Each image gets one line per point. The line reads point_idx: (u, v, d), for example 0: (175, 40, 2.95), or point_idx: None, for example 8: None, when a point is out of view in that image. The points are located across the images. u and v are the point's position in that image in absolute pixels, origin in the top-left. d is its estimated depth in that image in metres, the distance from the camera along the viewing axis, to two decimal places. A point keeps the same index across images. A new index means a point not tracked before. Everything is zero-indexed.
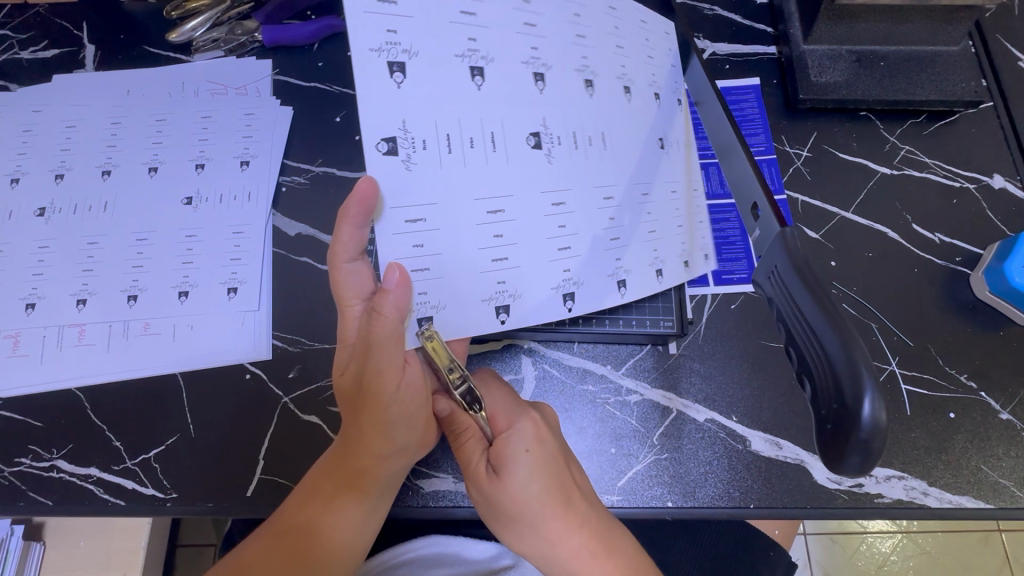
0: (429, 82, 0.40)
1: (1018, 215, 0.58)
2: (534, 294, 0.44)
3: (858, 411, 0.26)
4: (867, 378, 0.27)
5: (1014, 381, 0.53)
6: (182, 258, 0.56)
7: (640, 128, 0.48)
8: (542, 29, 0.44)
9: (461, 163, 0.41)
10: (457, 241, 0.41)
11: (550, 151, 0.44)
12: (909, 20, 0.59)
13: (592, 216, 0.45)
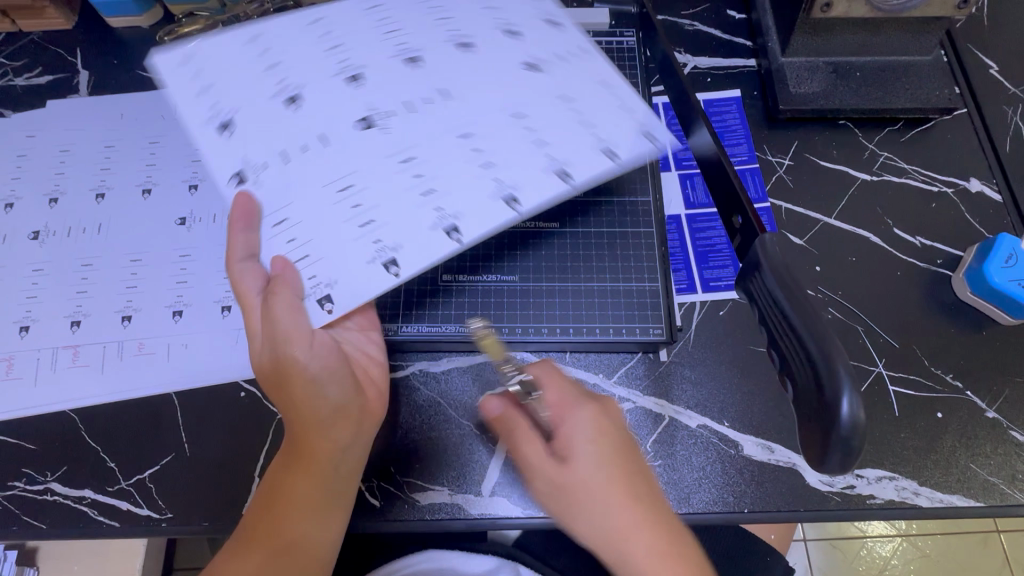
0: (251, 110, 0.44)
1: (995, 216, 0.60)
2: (421, 246, 0.41)
3: (837, 408, 0.28)
4: (846, 376, 0.28)
5: (998, 380, 0.53)
6: (176, 277, 0.57)
7: (513, 77, 0.47)
8: (340, 38, 0.48)
9: (309, 147, 0.44)
10: (328, 213, 0.42)
11: (395, 123, 0.45)
12: (881, 31, 0.61)
13: (451, 158, 0.44)
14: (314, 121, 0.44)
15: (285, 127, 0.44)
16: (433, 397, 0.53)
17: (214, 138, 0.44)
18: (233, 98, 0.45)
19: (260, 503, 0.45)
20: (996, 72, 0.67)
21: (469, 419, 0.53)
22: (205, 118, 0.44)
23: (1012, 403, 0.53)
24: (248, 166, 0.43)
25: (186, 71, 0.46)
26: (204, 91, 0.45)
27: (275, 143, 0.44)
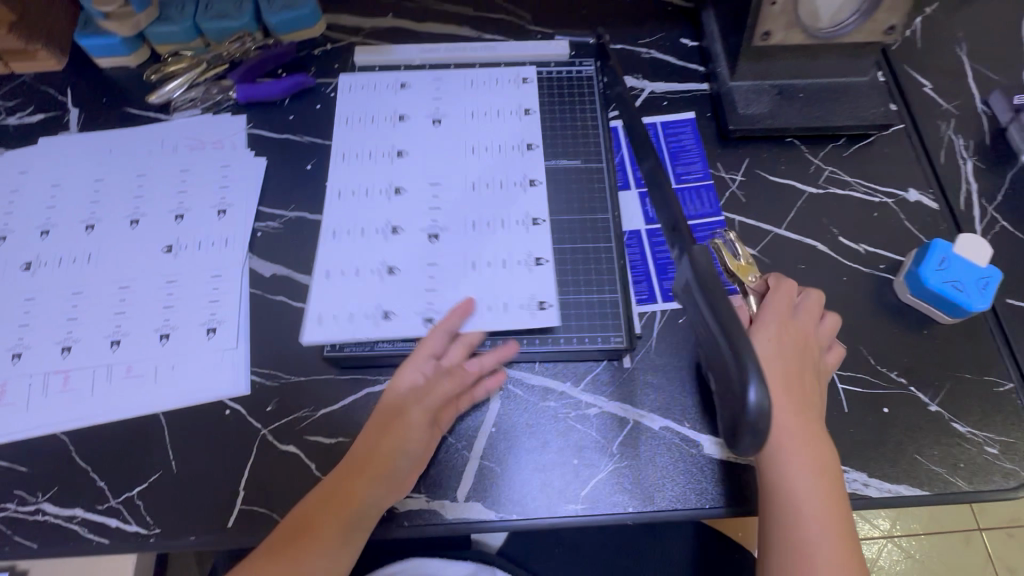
0: (328, 281, 0.58)
1: (932, 224, 0.64)
2: (526, 280, 0.58)
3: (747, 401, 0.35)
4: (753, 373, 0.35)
5: (939, 376, 0.57)
6: (164, 302, 0.60)
7: (476, 165, 0.65)
8: (338, 191, 0.63)
9: (434, 273, 0.59)
10: (484, 290, 0.58)
11: (446, 222, 0.62)
12: (819, 56, 0.66)
13: (510, 214, 0.62)
14: (381, 258, 0.60)
15: (407, 277, 0.59)
16: None
17: (384, 323, 0.56)
18: (351, 298, 0.57)
19: (296, 524, 0.48)
20: (930, 90, 0.72)
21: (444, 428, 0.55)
22: (340, 320, 0.56)
23: (952, 397, 0.56)
24: (408, 320, 0.56)
25: (329, 284, 0.58)
26: (328, 316, 0.57)
27: (417, 291, 0.58)
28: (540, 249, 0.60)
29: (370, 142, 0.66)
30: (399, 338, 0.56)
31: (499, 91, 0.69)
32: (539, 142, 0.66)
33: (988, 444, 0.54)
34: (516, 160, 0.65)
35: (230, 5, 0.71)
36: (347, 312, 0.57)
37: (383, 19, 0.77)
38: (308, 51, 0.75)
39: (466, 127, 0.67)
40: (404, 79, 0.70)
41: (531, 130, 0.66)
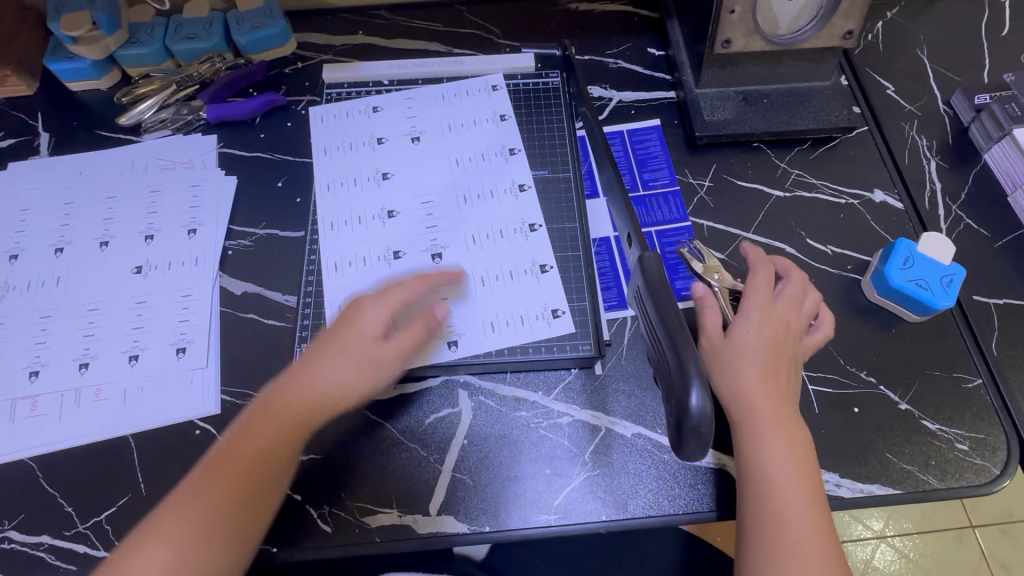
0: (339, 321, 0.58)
1: (898, 223, 0.65)
2: (533, 288, 0.60)
3: (689, 406, 0.39)
4: (695, 381, 0.39)
5: (909, 374, 0.57)
6: (133, 324, 0.59)
7: (466, 178, 0.65)
8: (333, 221, 0.64)
9: (446, 293, 0.59)
10: (497, 305, 0.59)
11: (446, 241, 0.62)
12: (781, 62, 0.67)
13: (507, 221, 0.63)
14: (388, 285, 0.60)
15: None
16: (381, 422, 0.56)
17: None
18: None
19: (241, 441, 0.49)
20: (893, 92, 0.73)
21: (416, 442, 0.55)
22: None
23: (922, 394, 0.56)
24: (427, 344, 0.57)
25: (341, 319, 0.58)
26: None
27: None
28: (542, 255, 0.61)
29: (352, 169, 0.66)
30: (419, 367, 0.56)
31: (472, 101, 0.70)
32: (520, 147, 0.67)
33: (959, 441, 0.54)
34: (500, 168, 0.66)
35: (200, 27, 0.72)
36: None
37: (353, 37, 0.78)
38: (278, 69, 0.75)
39: (445, 145, 0.67)
40: (376, 102, 0.70)
41: (509, 137, 0.68)
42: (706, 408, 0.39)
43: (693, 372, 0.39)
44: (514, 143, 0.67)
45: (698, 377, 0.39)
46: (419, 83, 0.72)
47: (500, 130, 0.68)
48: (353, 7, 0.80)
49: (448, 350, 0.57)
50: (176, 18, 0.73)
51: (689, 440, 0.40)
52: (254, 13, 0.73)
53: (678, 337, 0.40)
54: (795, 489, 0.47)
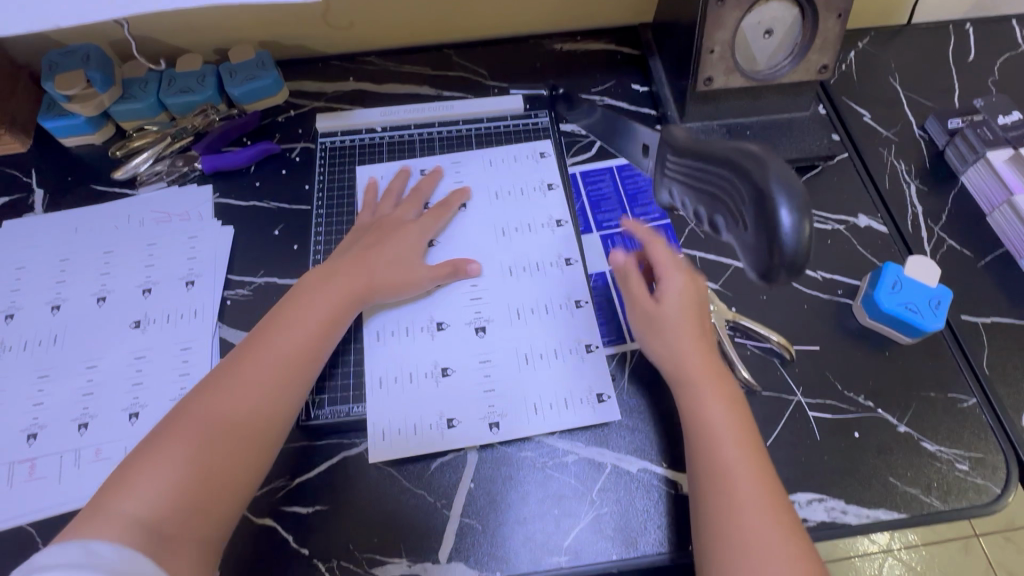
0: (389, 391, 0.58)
1: (884, 246, 0.67)
2: (592, 371, 0.59)
3: (778, 221, 0.39)
4: (776, 184, 0.39)
5: (905, 396, 0.58)
6: (132, 380, 0.59)
7: (502, 215, 0.68)
8: None
9: (489, 369, 0.59)
10: (534, 342, 0.60)
11: (489, 313, 0.62)
12: (762, 96, 0.69)
13: (544, 255, 0.65)
14: (430, 359, 0.60)
15: (465, 375, 0.59)
16: (386, 469, 0.56)
17: (449, 431, 0.56)
18: (410, 407, 0.57)
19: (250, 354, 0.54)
20: (870, 119, 0.75)
21: (422, 487, 0.55)
22: (403, 434, 0.56)
23: (919, 416, 0.57)
24: (469, 424, 0.56)
25: (383, 392, 0.58)
26: (385, 333, 0.61)
27: (475, 394, 0.58)
28: (595, 335, 0.60)
29: None
30: (465, 447, 0.56)
31: (519, 168, 0.71)
32: (559, 182, 0.70)
33: (958, 461, 0.55)
34: (559, 242, 0.66)
35: (193, 80, 0.73)
36: (409, 423, 0.57)
37: (344, 83, 0.79)
38: (271, 117, 0.77)
39: (494, 217, 0.68)
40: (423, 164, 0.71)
41: (563, 207, 0.68)
42: (797, 207, 0.39)
43: (776, 179, 0.39)
44: (565, 216, 0.67)
45: (776, 172, 0.39)
46: (411, 128, 0.74)
47: (553, 199, 0.68)
48: (343, 54, 0.82)
49: (488, 432, 0.56)
50: (170, 72, 0.74)
51: (777, 257, 0.40)
52: (247, 65, 0.75)
53: (752, 160, 0.41)
54: (734, 454, 0.50)
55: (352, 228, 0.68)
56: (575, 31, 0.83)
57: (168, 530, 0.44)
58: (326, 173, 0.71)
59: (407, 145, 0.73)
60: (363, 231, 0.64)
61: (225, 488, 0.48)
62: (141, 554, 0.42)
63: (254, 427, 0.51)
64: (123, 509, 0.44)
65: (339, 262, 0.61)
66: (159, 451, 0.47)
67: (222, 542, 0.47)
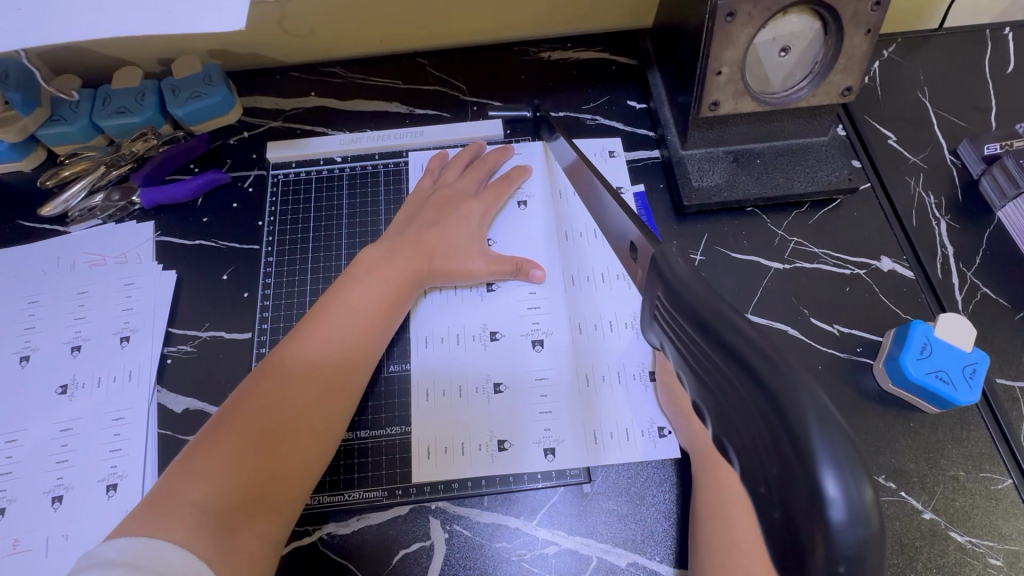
0: (429, 416, 0.54)
1: (909, 296, 0.59)
2: (610, 400, 0.54)
3: (824, 521, 0.17)
4: (822, 451, 0.17)
5: (930, 476, 0.52)
6: (56, 456, 0.52)
7: (559, 219, 0.63)
8: (443, 294, 0.59)
9: (545, 389, 0.55)
10: (593, 363, 0.56)
11: (547, 325, 0.57)
12: (776, 119, 0.59)
13: (609, 261, 0.60)
14: (489, 370, 0.55)
15: (518, 394, 0.54)
16: (342, 562, 0.49)
17: (501, 455, 0.52)
18: (459, 427, 0.53)
19: (315, 324, 0.49)
20: (895, 142, 0.67)
21: None
22: (451, 453, 0.53)
23: (946, 500, 0.51)
24: (524, 449, 0.52)
25: (431, 406, 0.54)
26: (434, 339, 0.57)
27: (531, 415, 0.54)
28: (603, 364, 0.56)
29: None
30: (520, 475, 0.52)
31: None
32: (627, 187, 0.65)
33: (991, 555, 0.49)
34: (559, 257, 0.61)
35: (131, 99, 0.65)
36: (458, 443, 0.53)
37: (303, 100, 0.70)
38: (223, 139, 0.68)
39: (523, 230, 0.62)
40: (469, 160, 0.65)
41: (565, 217, 0.63)
42: (862, 491, 0.17)
43: (819, 432, 0.18)
44: (571, 227, 0.62)
45: (819, 414, 0.18)
46: (375, 158, 0.67)
47: None
48: (302, 64, 0.72)
49: (544, 459, 0.52)
50: (105, 89, 0.66)
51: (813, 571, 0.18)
52: (191, 81, 0.66)
53: (779, 372, 0.19)
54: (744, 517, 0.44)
55: (307, 278, 0.60)
56: (563, 37, 0.73)
57: (234, 515, 0.39)
58: (283, 207, 0.64)
59: (370, 177, 0.66)
60: (425, 201, 0.61)
61: (293, 472, 0.43)
62: (204, 545, 0.36)
63: (324, 404, 0.46)
64: (184, 494, 0.38)
65: (400, 240, 0.57)
66: (223, 430, 0.42)
67: (284, 531, 0.42)
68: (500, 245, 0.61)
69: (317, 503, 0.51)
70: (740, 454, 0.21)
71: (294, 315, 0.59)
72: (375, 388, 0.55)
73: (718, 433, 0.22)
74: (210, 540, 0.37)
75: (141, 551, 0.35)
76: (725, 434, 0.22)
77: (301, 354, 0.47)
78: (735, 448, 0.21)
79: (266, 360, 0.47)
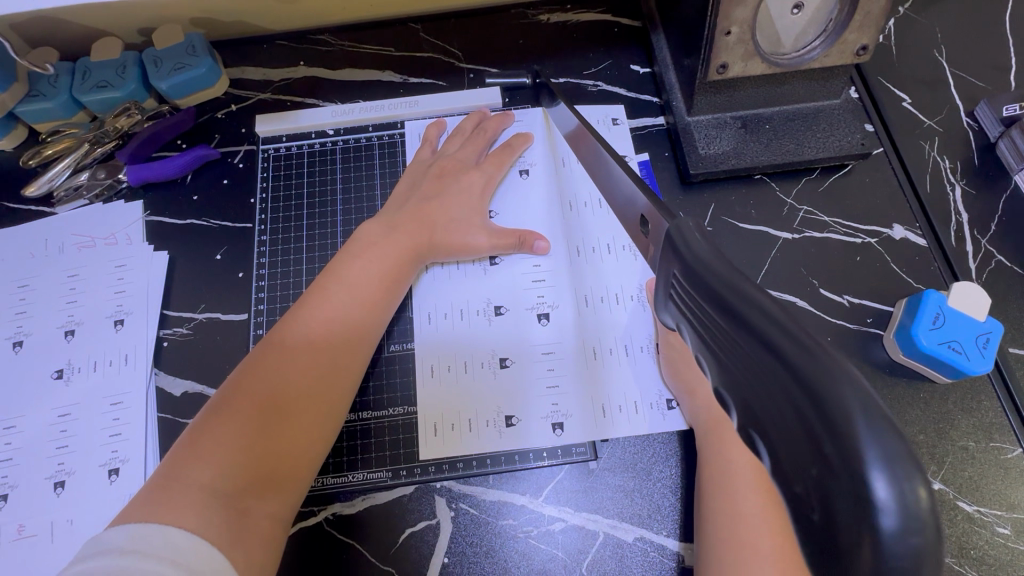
0: (434, 393, 0.53)
1: (922, 265, 0.57)
2: (616, 374, 0.53)
3: (872, 528, 0.16)
4: (870, 450, 0.16)
5: (940, 447, 0.51)
6: (56, 442, 0.52)
7: (562, 188, 0.61)
8: (446, 268, 0.57)
9: (552, 363, 0.54)
10: (600, 336, 0.55)
11: (553, 298, 0.56)
12: (787, 82, 0.56)
13: (615, 231, 0.58)
14: (493, 346, 0.54)
15: (525, 368, 0.54)
16: (349, 541, 0.49)
17: (507, 430, 0.52)
18: (465, 403, 0.53)
19: (313, 302, 0.48)
20: (910, 104, 0.64)
21: (390, 562, 0.48)
22: (457, 430, 0.52)
23: (956, 469, 0.50)
24: (532, 424, 0.52)
25: (436, 382, 0.54)
26: (437, 314, 0.56)
27: (537, 390, 0.53)
28: (609, 337, 0.55)
29: None
30: (527, 451, 0.51)
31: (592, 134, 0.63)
32: (632, 155, 0.63)
33: (999, 524, 0.49)
34: (560, 228, 0.59)
35: (112, 72, 0.62)
36: (464, 419, 0.52)
37: (292, 70, 0.67)
38: (210, 113, 0.65)
39: (526, 201, 0.60)
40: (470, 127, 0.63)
41: (567, 187, 0.61)
42: (914, 492, 0.16)
43: (866, 429, 0.17)
44: (574, 197, 0.60)
45: (865, 407, 0.17)
46: (368, 131, 0.64)
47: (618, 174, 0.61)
48: (289, 32, 0.69)
49: (551, 435, 0.51)
50: (84, 62, 0.63)
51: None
52: (174, 51, 0.63)
53: (818, 363, 0.18)
54: (754, 495, 0.43)
55: (302, 258, 0.59)
56: None
57: (244, 498, 0.38)
58: (277, 182, 0.62)
59: (364, 151, 0.63)
60: (425, 171, 0.59)
61: (301, 450, 0.42)
62: (216, 530, 0.35)
63: (329, 383, 0.45)
64: (190, 478, 0.37)
65: (400, 213, 0.55)
66: (226, 410, 0.41)
67: (292, 509, 0.42)
68: (502, 217, 0.59)
69: (321, 485, 0.50)
70: (770, 449, 0.20)
71: (290, 296, 0.57)
72: (375, 368, 0.54)
73: (745, 424, 0.21)
74: (222, 525, 0.36)
75: (163, 545, 0.33)
76: (752, 427, 0.21)
77: (305, 332, 0.46)
78: (764, 441, 0.20)
79: (265, 338, 0.46)
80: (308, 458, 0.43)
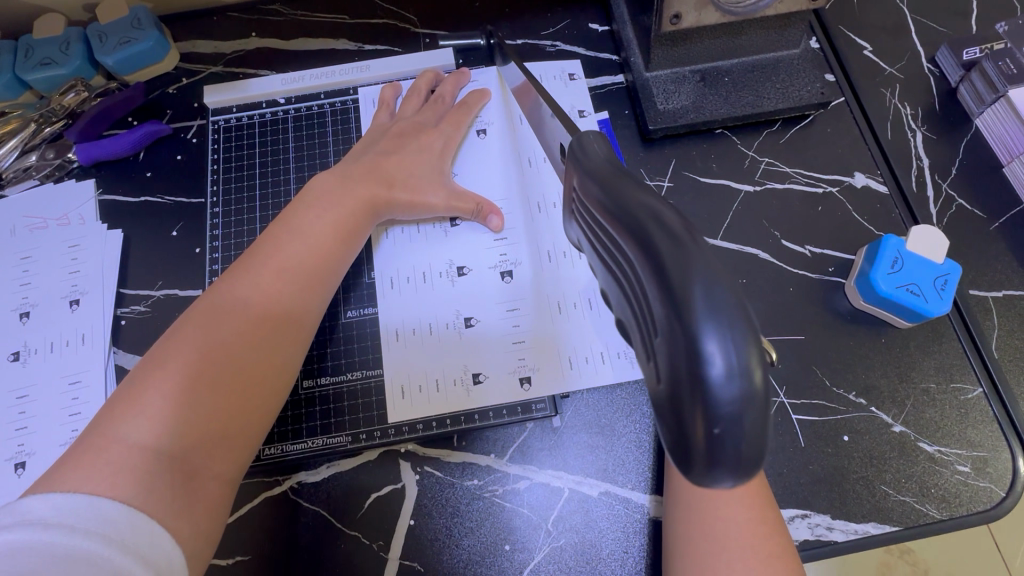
0: (398, 356, 0.53)
1: (883, 212, 0.57)
2: (579, 328, 0.53)
3: (705, 379, 0.19)
4: (703, 317, 0.19)
5: (902, 390, 0.51)
6: (16, 424, 0.51)
7: (521, 147, 0.60)
8: (406, 232, 0.57)
9: (517, 321, 0.53)
10: (563, 289, 0.54)
11: (515, 255, 0.56)
12: (744, 34, 0.55)
13: None
14: (456, 306, 0.54)
15: (489, 327, 0.53)
16: (312, 508, 0.49)
17: (475, 389, 0.51)
18: (429, 364, 0.52)
19: (258, 256, 0.46)
20: (871, 52, 0.63)
21: (356, 529, 0.48)
22: (423, 392, 0.52)
23: (917, 412, 0.51)
24: (500, 381, 0.52)
25: (401, 346, 0.53)
26: (399, 279, 0.55)
27: (501, 347, 0.53)
28: (572, 292, 0.54)
29: None
30: (493, 408, 0.51)
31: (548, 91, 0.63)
32: (591, 111, 0.62)
33: (959, 462, 0.49)
34: (519, 188, 0.58)
35: (55, 49, 0.60)
36: (430, 380, 0.52)
37: (242, 41, 0.66)
38: (160, 89, 0.64)
39: (485, 162, 0.59)
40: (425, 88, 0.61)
41: (524, 147, 0.60)
42: (749, 362, 0.19)
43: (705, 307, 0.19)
44: (532, 154, 0.60)
45: (707, 287, 0.19)
46: (321, 98, 0.63)
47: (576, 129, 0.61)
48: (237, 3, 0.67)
49: (517, 390, 0.51)
50: (26, 39, 0.61)
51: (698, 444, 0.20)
52: (118, 25, 0.61)
53: (681, 255, 0.20)
54: None
55: (257, 229, 0.58)
56: None
57: (190, 459, 0.38)
58: (230, 155, 0.61)
59: (316, 118, 0.62)
60: (384, 132, 0.58)
61: (249, 408, 0.42)
62: (159, 498, 0.35)
63: (276, 344, 0.44)
64: (131, 439, 0.37)
65: (357, 163, 0.54)
66: (167, 367, 0.40)
67: (242, 467, 0.42)
68: (462, 178, 0.59)
69: (281, 453, 0.50)
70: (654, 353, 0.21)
71: None
72: (333, 335, 0.54)
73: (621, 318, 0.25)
74: (165, 490, 0.36)
75: (131, 535, 0.33)
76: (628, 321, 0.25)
77: (252, 287, 0.45)
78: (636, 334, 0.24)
79: (209, 293, 0.45)
80: (257, 419, 0.42)
